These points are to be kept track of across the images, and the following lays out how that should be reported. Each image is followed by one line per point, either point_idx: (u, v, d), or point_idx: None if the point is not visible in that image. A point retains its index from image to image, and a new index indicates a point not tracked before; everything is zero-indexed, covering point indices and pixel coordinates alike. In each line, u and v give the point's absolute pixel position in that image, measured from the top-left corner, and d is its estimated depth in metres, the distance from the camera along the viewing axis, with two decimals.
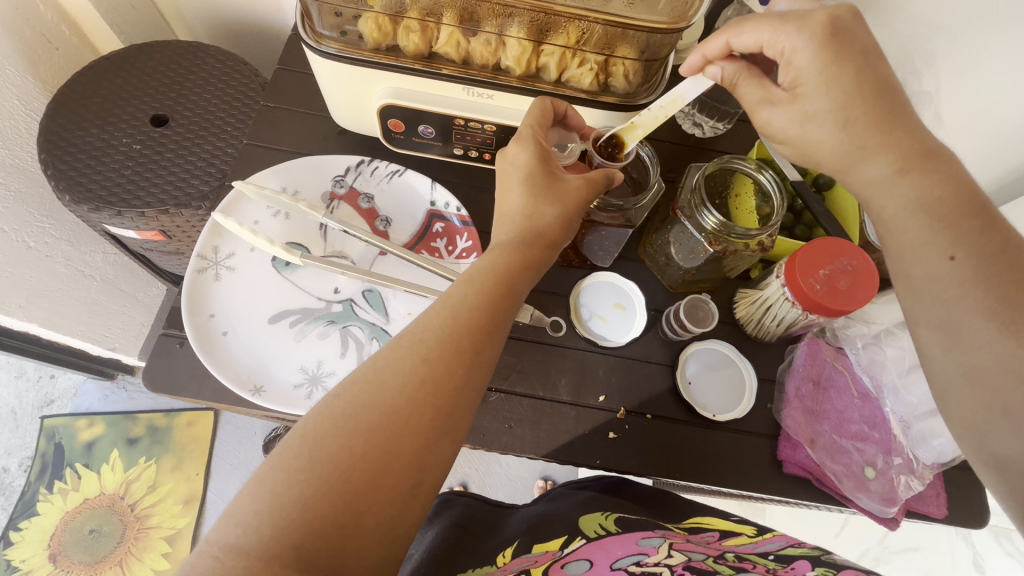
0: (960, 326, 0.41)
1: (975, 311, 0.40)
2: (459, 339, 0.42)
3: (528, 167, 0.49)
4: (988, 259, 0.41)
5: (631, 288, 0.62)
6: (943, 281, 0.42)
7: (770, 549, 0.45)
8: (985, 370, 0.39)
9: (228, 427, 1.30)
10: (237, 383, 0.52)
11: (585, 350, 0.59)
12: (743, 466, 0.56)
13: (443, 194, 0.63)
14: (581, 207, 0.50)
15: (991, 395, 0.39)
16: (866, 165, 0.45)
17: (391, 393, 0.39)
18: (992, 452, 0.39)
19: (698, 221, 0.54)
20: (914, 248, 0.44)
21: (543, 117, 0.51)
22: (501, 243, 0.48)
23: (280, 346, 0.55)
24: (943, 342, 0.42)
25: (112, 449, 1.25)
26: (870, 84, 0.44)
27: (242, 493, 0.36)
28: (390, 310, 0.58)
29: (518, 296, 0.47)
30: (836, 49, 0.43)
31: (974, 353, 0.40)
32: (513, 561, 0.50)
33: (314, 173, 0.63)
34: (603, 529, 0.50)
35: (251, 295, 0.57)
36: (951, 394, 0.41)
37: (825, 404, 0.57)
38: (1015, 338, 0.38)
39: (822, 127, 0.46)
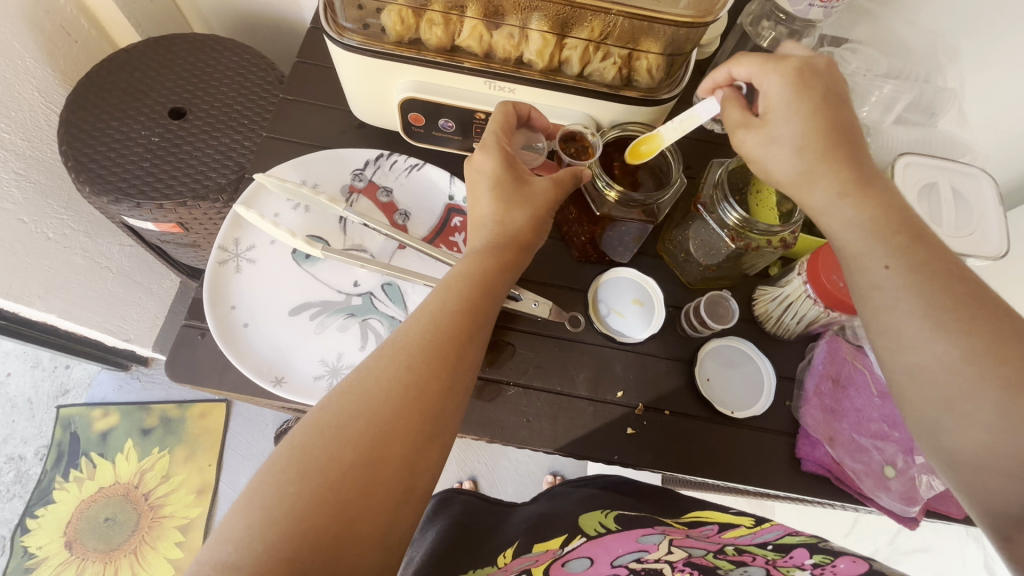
0: (898, 331, 0.41)
1: (911, 316, 0.40)
2: (441, 344, 0.43)
3: (495, 174, 0.50)
4: (924, 268, 0.41)
5: (649, 284, 0.62)
6: (885, 288, 0.42)
7: (769, 538, 0.42)
8: (930, 370, 0.39)
9: (240, 418, 1.31)
10: (258, 374, 0.53)
11: (602, 346, 0.59)
12: (761, 463, 0.56)
13: (462, 188, 0.63)
14: (551, 207, 0.51)
15: (935, 392, 0.39)
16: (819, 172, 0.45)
17: (375, 401, 0.40)
18: (945, 448, 0.39)
19: (719, 216, 0.54)
20: (860, 257, 0.43)
21: (506, 121, 0.52)
22: (475, 248, 0.49)
23: (299, 338, 0.56)
24: (888, 348, 0.42)
25: (126, 439, 1.27)
26: (836, 114, 0.46)
27: (232, 510, 0.37)
28: (409, 304, 0.59)
29: (498, 299, 0.48)
30: (806, 83, 0.46)
31: (917, 353, 0.40)
32: (513, 561, 0.51)
33: (333, 167, 0.63)
34: (603, 527, 0.50)
35: (273, 287, 0.58)
36: (904, 396, 0.41)
37: (845, 403, 0.57)
38: (946, 336, 0.39)
39: (788, 130, 0.46)
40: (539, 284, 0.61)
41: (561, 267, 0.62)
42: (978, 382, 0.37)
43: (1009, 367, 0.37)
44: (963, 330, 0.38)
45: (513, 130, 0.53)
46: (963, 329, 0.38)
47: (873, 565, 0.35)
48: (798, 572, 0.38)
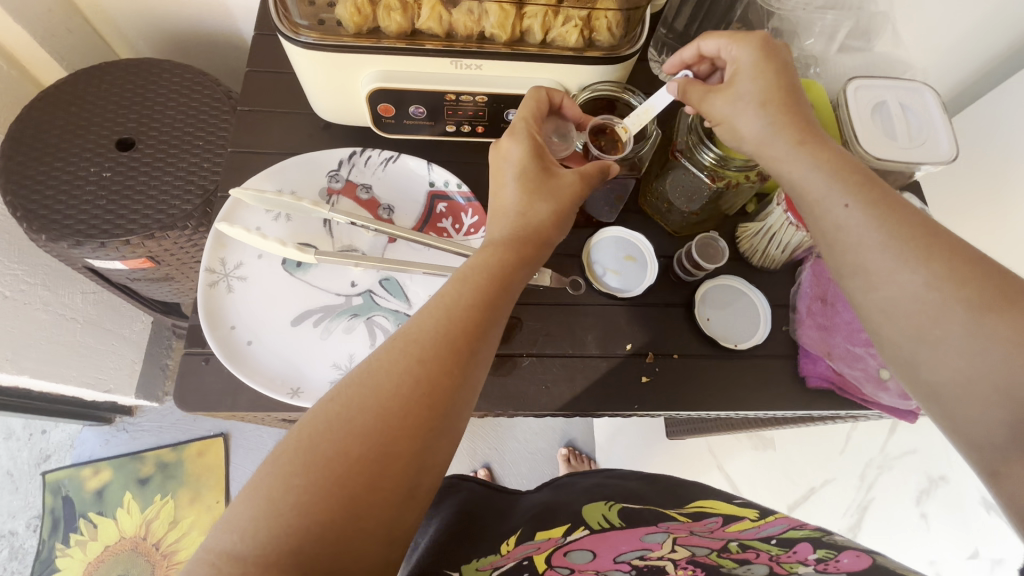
0: (863, 266, 0.43)
1: (877, 248, 0.42)
2: (453, 338, 0.43)
3: (520, 162, 0.51)
4: (877, 201, 0.43)
5: (639, 240, 0.63)
6: (861, 226, 0.43)
7: (773, 532, 0.46)
8: (901, 303, 0.41)
9: (241, 449, 1.32)
10: (273, 389, 0.52)
11: (605, 304, 0.61)
12: (770, 388, 0.59)
13: (441, 172, 0.63)
14: (574, 204, 0.52)
15: (911, 323, 0.41)
16: (774, 142, 0.47)
17: (385, 394, 0.40)
18: (923, 379, 0.40)
19: (697, 159, 0.56)
20: (821, 201, 0.45)
21: (535, 110, 0.53)
22: (497, 238, 0.49)
23: (307, 346, 0.55)
24: (863, 284, 0.43)
25: (124, 492, 1.27)
26: (788, 81, 0.49)
27: (237, 500, 0.38)
28: (411, 295, 0.58)
29: (511, 293, 0.48)
30: (770, 51, 0.50)
31: (890, 290, 0.41)
32: (517, 549, 0.54)
33: (307, 171, 0.62)
34: (606, 522, 0.54)
35: (271, 299, 0.57)
36: (881, 333, 0.43)
37: (836, 317, 0.60)
38: (914, 267, 0.41)
39: (748, 110, 0.49)
40: None
41: None
42: (947, 312, 0.39)
43: (971, 293, 0.39)
44: (930, 258, 0.40)
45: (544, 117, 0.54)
46: (930, 256, 0.41)
47: (874, 560, 0.39)
48: (800, 566, 0.42)
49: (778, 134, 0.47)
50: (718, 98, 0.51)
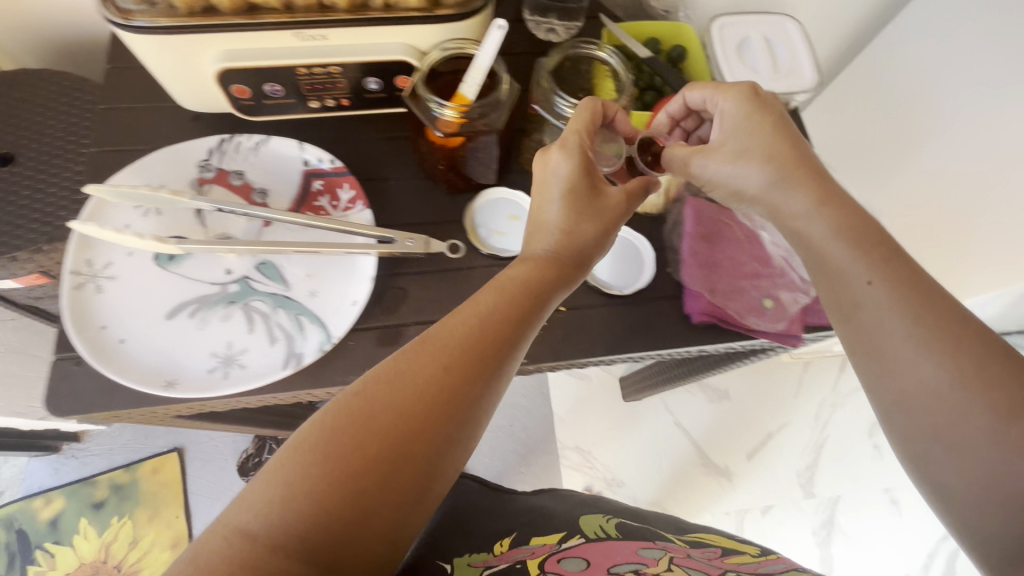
0: (886, 347, 0.44)
1: (902, 335, 0.44)
2: (475, 351, 0.44)
3: (571, 180, 0.50)
4: (905, 286, 0.44)
5: (521, 197, 0.63)
6: (880, 307, 0.45)
7: (771, 568, 0.55)
8: (917, 391, 0.43)
9: (197, 462, 1.32)
10: (145, 383, 0.51)
11: (491, 265, 0.61)
12: (657, 329, 0.60)
13: (314, 151, 0.62)
14: (619, 218, 0.52)
15: (924, 417, 0.42)
16: (789, 194, 0.49)
17: (401, 393, 0.41)
18: (936, 475, 0.42)
19: (555, 111, 0.56)
20: (845, 270, 0.46)
21: (591, 120, 0.52)
22: (533, 255, 0.51)
23: (182, 339, 0.54)
24: (884, 364, 0.45)
25: (80, 518, 1.26)
26: (789, 137, 0.50)
27: (253, 481, 0.39)
28: (288, 276, 0.58)
29: (545, 310, 0.49)
30: (759, 109, 0.51)
31: (909, 378, 0.43)
32: (511, 552, 0.61)
33: (175, 163, 0.61)
34: (601, 533, 0.64)
35: (145, 295, 0.56)
36: (890, 416, 0.45)
37: (716, 254, 0.62)
38: (935, 359, 0.42)
39: (749, 166, 0.50)
40: (415, 224, 0.62)
41: (433, 203, 0.63)
42: (961, 411, 0.41)
43: (998, 400, 0.40)
44: (954, 353, 0.42)
45: (597, 129, 0.53)
46: (956, 352, 0.42)
47: None
48: None
49: (792, 178, 0.49)
50: (702, 155, 0.52)
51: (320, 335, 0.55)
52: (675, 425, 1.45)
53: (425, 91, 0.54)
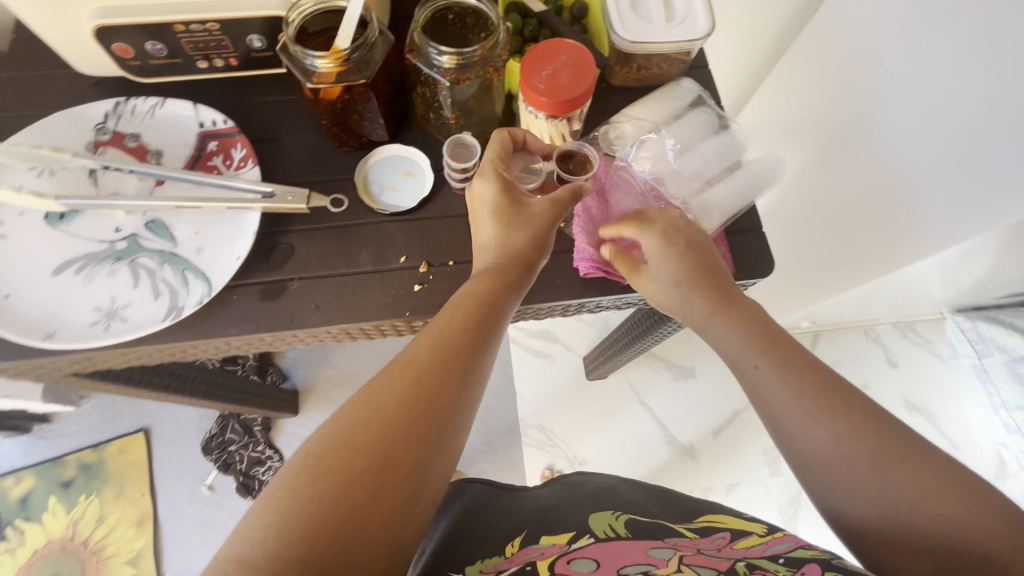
0: (781, 420, 0.47)
1: (792, 408, 0.47)
2: (449, 360, 0.44)
3: (495, 202, 0.52)
4: (787, 359, 0.49)
5: (413, 153, 0.64)
6: (772, 383, 0.48)
7: (780, 550, 0.44)
8: (819, 454, 0.45)
9: (163, 441, 1.23)
10: (25, 334, 0.53)
11: (382, 222, 0.61)
12: (546, 282, 0.61)
13: (208, 112, 0.63)
14: (550, 227, 0.53)
15: (827, 476, 0.44)
16: (716, 301, 0.52)
17: (380, 408, 0.41)
18: (848, 523, 0.44)
19: (429, 60, 0.55)
20: (744, 358, 0.50)
21: (501, 149, 0.54)
22: (481, 272, 0.52)
23: (68, 293, 0.55)
24: (789, 436, 0.47)
25: (48, 496, 1.18)
26: (690, 247, 0.54)
27: (248, 514, 0.38)
28: (176, 234, 0.59)
29: (503, 312, 0.49)
30: (675, 241, 0.53)
31: (810, 445, 0.45)
32: (519, 553, 0.51)
33: (70, 126, 0.61)
34: (611, 530, 0.53)
35: (33, 253, 0.56)
36: (815, 484, 0.45)
37: (607, 207, 0.62)
38: (828, 421, 0.45)
39: (669, 290, 0.53)
40: (308, 182, 0.63)
41: (327, 162, 0.63)
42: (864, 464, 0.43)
43: (880, 445, 0.43)
44: (838, 415, 0.45)
45: (508, 155, 0.56)
46: (839, 414, 0.45)
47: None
48: None
49: (700, 285, 0.52)
50: (645, 275, 0.54)
51: (203, 289, 0.56)
52: (640, 404, 1.27)
53: (296, 44, 0.53)
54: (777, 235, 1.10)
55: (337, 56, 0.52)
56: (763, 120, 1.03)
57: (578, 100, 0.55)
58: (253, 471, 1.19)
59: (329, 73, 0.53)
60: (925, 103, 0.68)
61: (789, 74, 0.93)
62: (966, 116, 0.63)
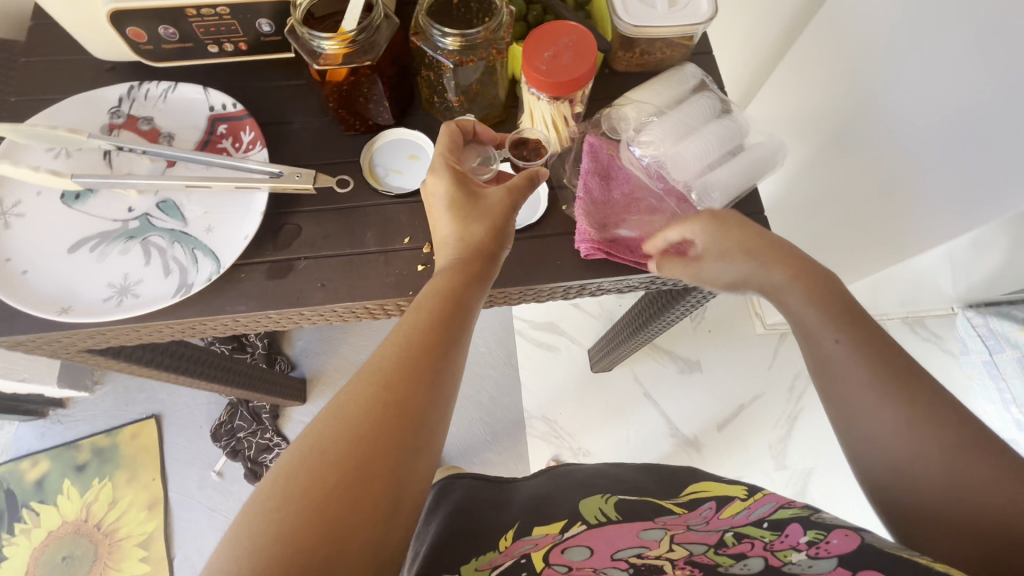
0: (849, 395, 0.46)
1: (861, 383, 0.46)
2: (417, 364, 0.43)
3: (449, 196, 0.53)
4: (866, 338, 0.47)
5: (418, 137, 0.65)
6: (844, 358, 0.47)
7: (763, 514, 0.45)
8: (883, 432, 0.44)
9: (174, 427, 1.25)
10: (41, 308, 0.54)
11: (386, 203, 0.62)
12: (548, 264, 0.61)
13: (218, 96, 0.64)
14: (506, 215, 0.53)
15: (887, 454, 0.44)
16: (785, 286, 0.53)
17: (351, 419, 0.40)
18: (900, 501, 0.43)
19: (434, 44, 0.56)
20: (817, 331, 0.50)
21: (451, 141, 0.55)
22: (443, 270, 0.51)
23: (83, 270, 0.57)
24: (855, 412, 0.46)
25: (63, 479, 1.20)
26: (748, 232, 0.56)
27: (222, 542, 0.37)
28: (186, 213, 0.60)
29: (470, 310, 0.49)
30: (725, 223, 0.56)
31: (876, 422, 0.44)
32: (514, 545, 0.52)
33: (85, 109, 0.63)
34: (602, 514, 0.53)
35: (49, 231, 0.58)
36: (867, 460, 0.45)
37: (611, 191, 0.65)
38: (897, 401, 0.44)
39: (728, 266, 0.56)
40: (316, 165, 0.64)
41: (334, 145, 0.65)
42: (925, 448, 0.42)
43: (946, 431, 0.42)
44: (909, 398, 0.43)
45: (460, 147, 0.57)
46: (911, 396, 0.44)
47: (862, 537, 0.38)
48: (793, 552, 0.39)
49: (774, 267, 0.54)
50: (705, 263, 0.57)
51: (211, 266, 0.58)
52: (644, 397, 1.27)
53: (304, 27, 0.54)
54: (785, 226, 1.10)
55: (343, 39, 0.53)
56: (770, 113, 1.02)
57: (580, 80, 0.55)
58: (260, 458, 1.20)
59: (335, 55, 0.54)
60: (933, 93, 0.67)
61: (796, 66, 0.92)
62: (973, 104, 0.63)
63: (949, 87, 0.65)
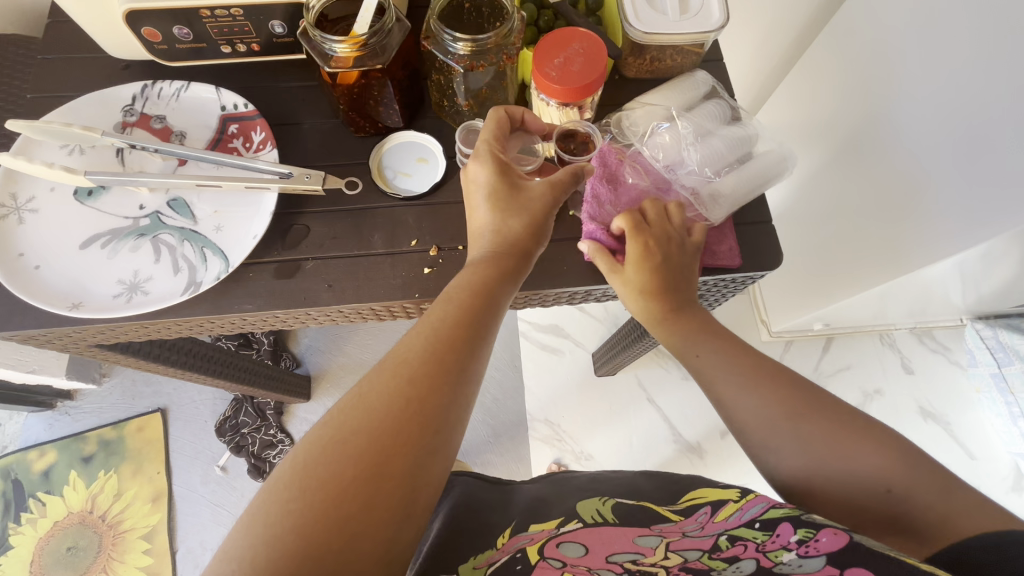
0: (720, 398, 0.50)
1: (729, 383, 0.49)
2: (441, 360, 0.43)
3: (489, 184, 0.52)
4: (725, 341, 0.52)
5: (427, 140, 0.65)
6: (712, 362, 0.51)
7: (755, 512, 0.43)
8: (752, 428, 0.47)
9: (180, 422, 1.26)
10: (53, 304, 0.55)
11: (395, 205, 0.63)
12: (554, 269, 0.62)
13: (230, 96, 0.64)
14: (548, 212, 0.53)
15: (761, 448, 0.47)
16: (674, 302, 0.54)
17: (371, 414, 0.40)
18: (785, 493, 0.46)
19: (445, 48, 0.56)
20: (688, 340, 0.53)
21: (497, 129, 0.54)
22: (475, 260, 0.51)
23: (94, 266, 0.58)
24: (728, 414, 0.49)
25: (69, 471, 1.22)
26: (667, 260, 0.54)
27: (235, 531, 0.37)
28: (196, 212, 0.61)
29: (496, 307, 0.48)
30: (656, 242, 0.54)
31: (743, 420, 0.48)
32: (511, 541, 0.53)
33: (100, 106, 0.63)
34: (599, 515, 0.53)
35: (62, 227, 0.59)
36: (752, 458, 0.48)
37: (620, 194, 0.62)
38: (758, 393, 0.48)
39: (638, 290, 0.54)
40: (325, 166, 0.64)
41: (344, 146, 0.65)
42: (787, 441, 0.45)
43: (801, 415, 0.46)
44: (766, 389, 0.48)
45: (505, 135, 0.56)
46: (766, 387, 0.48)
47: (853, 538, 0.37)
48: (785, 553, 0.39)
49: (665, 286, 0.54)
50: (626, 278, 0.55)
51: (220, 265, 0.58)
52: (647, 402, 1.27)
53: (315, 29, 0.54)
54: (787, 232, 1.12)
55: (353, 40, 0.53)
56: (780, 120, 1.02)
57: (591, 86, 0.55)
58: (265, 453, 1.21)
59: (346, 57, 0.55)
60: (943, 106, 0.67)
61: (806, 74, 0.92)
62: (984, 118, 0.63)
63: (960, 100, 0.65)
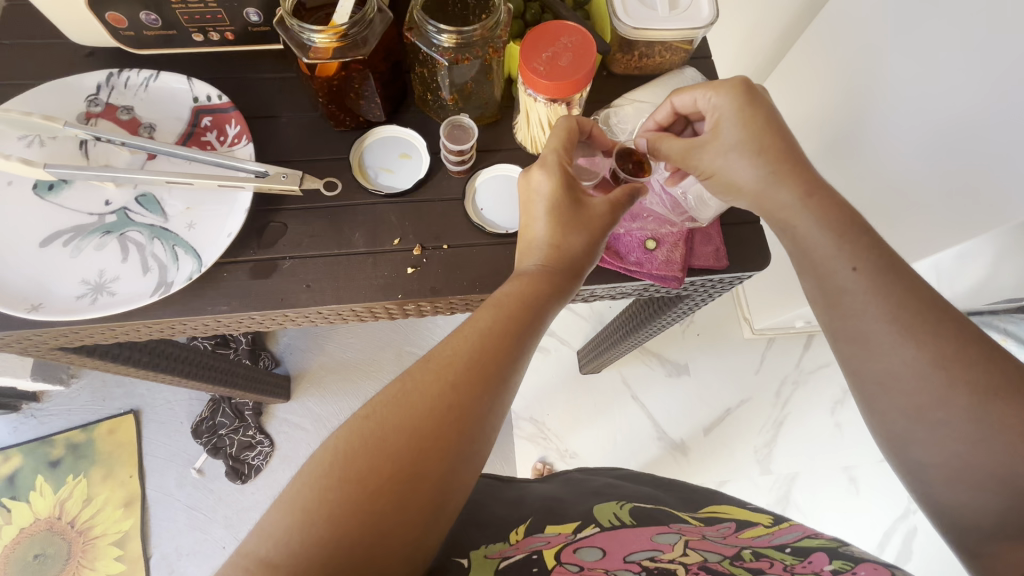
0: (866, 337, 0.43)
1: (878, 319, 0.42)
2: (485, 368, 0.43)
3: (552, 194, 0.50)
4: (887, 270, 0.43)
5: (410, 136, 0.63)
6: (857, 292, 0.43)
7: (787, 540, 0.44)
8: (899, 376, 0.41)
9: (153, 424, 1.22)
10: (10, 305, 0.52)
11: (376, 203, 0.60)
12: None
13: (203, 87, 0.61)
14: (608, 229, 0.51)
15: (905, 401, 0.41)
16: (778, 188, 0.48)
17: (416, 413, 0.40)
18: (917, 458, 0.41)
19: (428, 39, 0.54)
20: (826, 261, 0.45)
21: (567, 138, 0.52)
22: (528, 269, 0.49)
23: (55, 265, 0.54)
24: (861, 353, 0.43)
25: (35, 476, 1.17)
26: (773, 127, 0.49)
27: (271, 508, 0.38)
28: (167, 208, 0.58)
29: (544, 320, 0.48)
30: (752, 99, 0.50)
31: (888, 362, 0.42)
32: (526, 540, 0.50)
33: (61, 95, 0.60)
34: (616, 518, 0.52)
35: (20, 224, 0.55)
36: (875, 404, 0.43)
37: None
38: (915, 344, 0.41)
39: (740, 162, 0.49)
40: (303, 161, 0.62)
41: (322, 141, 0.63)
42: (948, 398, 0.39)
43: (973, 376, 0.39)
44: (927, 340, 0.41)
45: (573, 145, 0.53)
46: (927, 339, 0.41)
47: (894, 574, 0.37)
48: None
49: (778, 167, 0.48)
50: (714, 148, 0.51)
51: (192, 265, 0.55)
52: (632, 400, 1.27)
53: (292, 18, 0.52)
54: None
55: (334, 32, 0.51)
56: None
57: (579, 82, 0.54)
58: (242, 455, 1.17)
59: (325, 49, 0.52)
60: (928, 103, 0.67)
61: (791, 74, 0.92)
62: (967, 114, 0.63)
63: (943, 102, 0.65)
